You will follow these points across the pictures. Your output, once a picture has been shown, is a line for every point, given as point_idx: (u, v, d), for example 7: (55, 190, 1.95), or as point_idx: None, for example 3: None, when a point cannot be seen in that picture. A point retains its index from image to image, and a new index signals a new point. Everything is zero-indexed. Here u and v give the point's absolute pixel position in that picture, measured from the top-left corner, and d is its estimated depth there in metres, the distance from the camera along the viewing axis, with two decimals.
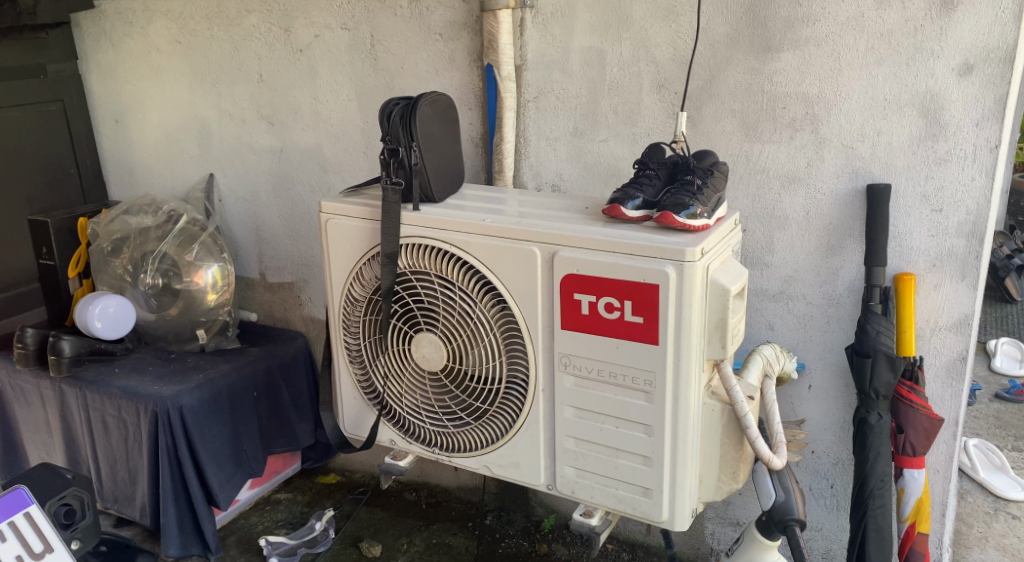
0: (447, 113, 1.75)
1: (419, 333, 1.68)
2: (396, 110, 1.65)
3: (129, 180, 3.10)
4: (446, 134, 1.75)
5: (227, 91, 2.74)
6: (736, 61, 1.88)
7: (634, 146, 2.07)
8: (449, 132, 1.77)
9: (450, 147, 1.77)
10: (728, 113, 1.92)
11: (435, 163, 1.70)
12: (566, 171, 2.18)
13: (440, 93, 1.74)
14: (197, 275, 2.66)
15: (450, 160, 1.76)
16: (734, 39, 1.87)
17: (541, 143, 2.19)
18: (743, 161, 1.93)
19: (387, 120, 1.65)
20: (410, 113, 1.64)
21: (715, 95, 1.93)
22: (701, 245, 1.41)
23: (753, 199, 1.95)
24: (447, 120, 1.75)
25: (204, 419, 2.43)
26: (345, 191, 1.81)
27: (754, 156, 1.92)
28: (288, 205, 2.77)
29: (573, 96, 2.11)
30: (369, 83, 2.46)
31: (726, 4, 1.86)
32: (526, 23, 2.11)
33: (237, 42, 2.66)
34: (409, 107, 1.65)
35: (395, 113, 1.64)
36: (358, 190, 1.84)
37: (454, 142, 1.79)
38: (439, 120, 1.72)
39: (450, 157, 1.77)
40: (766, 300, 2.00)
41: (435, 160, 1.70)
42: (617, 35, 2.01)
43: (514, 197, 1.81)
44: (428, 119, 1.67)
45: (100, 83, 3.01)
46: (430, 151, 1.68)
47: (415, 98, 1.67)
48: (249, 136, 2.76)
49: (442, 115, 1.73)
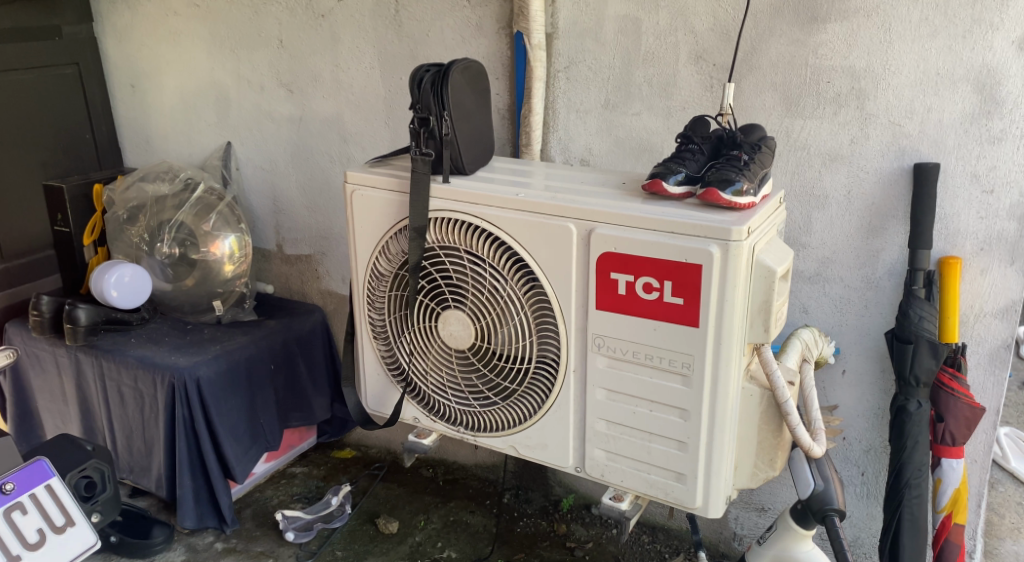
0: (479, 79, 1.68)
1: (447, 310, 1.64)
2: (427, 77, 1.57)
3: (145, 147, 3.05)
4: (478, 103, 1.68)
5: (247, 57, 2.68)
6: (780, 32, 1.80)
7: (669, 120, 2.01)
8: (481, 101, 1.69)
9: (482, 117, 1.70)
10: (768, 86, 1.85)
11: (466, 133, 1.63)
12: (595, 146, 2.14)
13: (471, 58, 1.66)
14: (213, 246, 2.64)
15: (481, 129, 1.69)
16: (779, 9, 1.79)
17: (571, 115, 2.15)
18: (783, 137, 1.86)
19: (417, 88, 1.58)
20: (440, 83, 1.57)
21: (755, 67, 1.85)
22: (748, 224, 1.34)
23: (793, 176, 1.88)
24: (479, 87, 1.68)
25: (221, 392, 2.39)
26: (372, 161, 1.75)
27: (794, 132, 1.85)
28: (306, 175, 2.71)
29: (606, 67, 2.05)
30: (392, 50, 2.39)
31: None
32: None
33: (257, 6, 2.59)
34: (441, 75, 1.58)
35: (426, 82, 1.57)
36: (383, 160, 1.77)
37: (487, 113, 1.72)
38: (471, 88, 1.64)
39: (481, 128, 1.69)
40: (802, 282, 1.94)
41: (466, 131, 1.63)
42: (654, 3, 1.94)
43: (550, 171, 1.75)
44: (459, 88, 1.60)
45: (116, 46, 2.95)
46: (461, 121, 1.61)
47: (446, 64, 1.59)
48: (268, 104, 2.70)
49: (474, 80, 1.65)
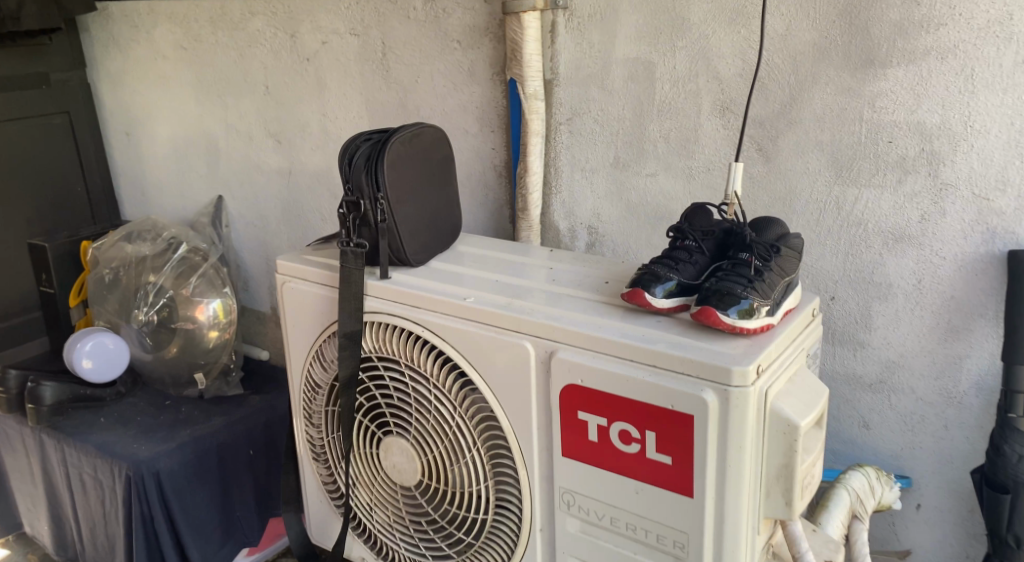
0: (430, 149, 1.36)
1: (388, 437, 1.30)
2: (361, 149, 1.26)
3: (141, 199, 2.84)
4: (431, 179, 1.35)
5: (235, 104, 2.43)
6: (826, 79, 1.41)
7: (690, 184, 1.64)
8: (436, 176, 1.37)
9: (438, 196, 1.37)
10: (813, 146, 1.46)
11: (413, 216, 1.30)
12: (604, 211, 1.79)
13: (420, 123, 1.34)
14: (197, 311, 2.40)
15: (436, 210, 1.36)
16: (825, 50, 1.40)
17: (575, 175, 1.81)
18: (831, 210, 1.47)
19: (350, 162, 1.27)
20: (376, 158, 1.25)
21: (795, 122, 1.47)
22: (757, 361, 0.96)
23: (845, 258, 1.47)
24: (431, 159, 1.36)
25: (186, 486, 2.12)
26: (311, 246, 1.45)
27: (846, 205, 1.45)
28: (298, 233, 2.44)
29: (615, 119, 1.71)
30: (380, 98, 2.09)
31: (814, 4, 1.39)
32: (558, 28, 1.73)
33: (242, 49, 2.33)
34: (378, 148, 1.26)
35: (358, 158, 1.25)
36: (325, 244, 1.47)
37: (445, 190, 1.40)
38: (419, 161, 1.32)
39: (436, 209, 1.37)
40: (861, 391, 1.51)
41: (413, 215, 1.30)
42: (669, 43, 1.59)
43: (529, 257, 1.40)
44: (401, 163, 1.27)
45: (110, 93, 2.75)
46: (406, 204, 1.28)
47: (388, 134, 1.29)
48: (257, 156, 2.45)
49: (422, 151, 1.33)
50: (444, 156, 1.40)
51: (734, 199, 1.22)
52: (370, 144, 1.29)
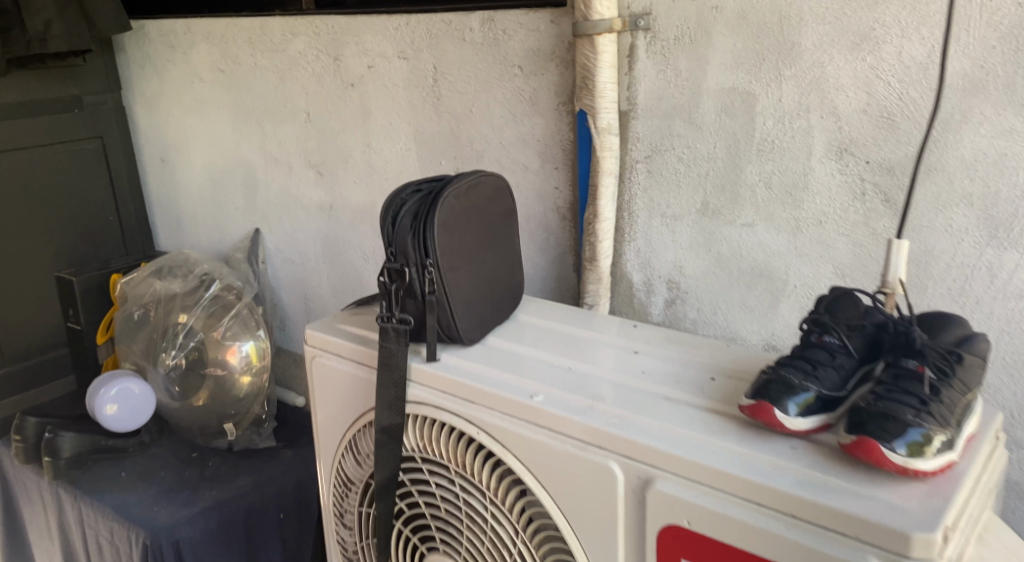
0: (488, 203, 1.14)
1: (432, 556, 1.05)
2: (409, 206, 1.05)
3: (175, 228, 2.66)
4: (490, 239, 1.13)
5: (274, 131, 2.23)
6: (978, 117, 1.17)
7: (797, 238, 1.39)
8: (495, 235, 1.15)
9: (497, 261, 1.15)
10: (958, 198, 1.20)
11: (469, 286, 1.08)
12: (688, 264, 1.54)
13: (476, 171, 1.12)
14: (230, 353, 2.18)
15: (494, 278, 1.14)
16: (976, 83, 1.16)
17: (653, 222, 1.56)
18: (982, 275, 1.20)
19: (394, 222, 1.06)
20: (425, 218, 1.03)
21: (934, 168, 1.22)
22: (937, 521, 0.76)
23: (999, 335, 1.21)
24: (489, 215, 1.14)
25: (209, 556, 1.91)
26: (345, 313, 1.23)
27: (1001, 271, 1.19)
28: (338, 272, 2.23)
29: (705, 159, 1.46)
30: (432, 129, 1.88)
31: (965, 28, 1.15)
32: (638, 52, 1.49)
33: (282, 72, 2.13)
34: (428, 204, 1.04)
35: (402, 218, 1.03)
36: (361, 309, 1.25)
37: (504, 253, 1.18)
38: (475, 219, 1.10)
39: (495, 277, 1.14)
40: (1014, 498, 1.24)
41: (468, 287, 1.08)
42: (774, 72, 1.35)
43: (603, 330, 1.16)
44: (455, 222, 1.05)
45: (145, 116, 2.57)
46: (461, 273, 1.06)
47: (440, 186, 1.07)
48: (296, 188, 2.25)
49: (480, 206, 1.11)
50: (503, 210, 1.18)
51: (894, 288, 1.04)
52: (416, 198, 1.07)
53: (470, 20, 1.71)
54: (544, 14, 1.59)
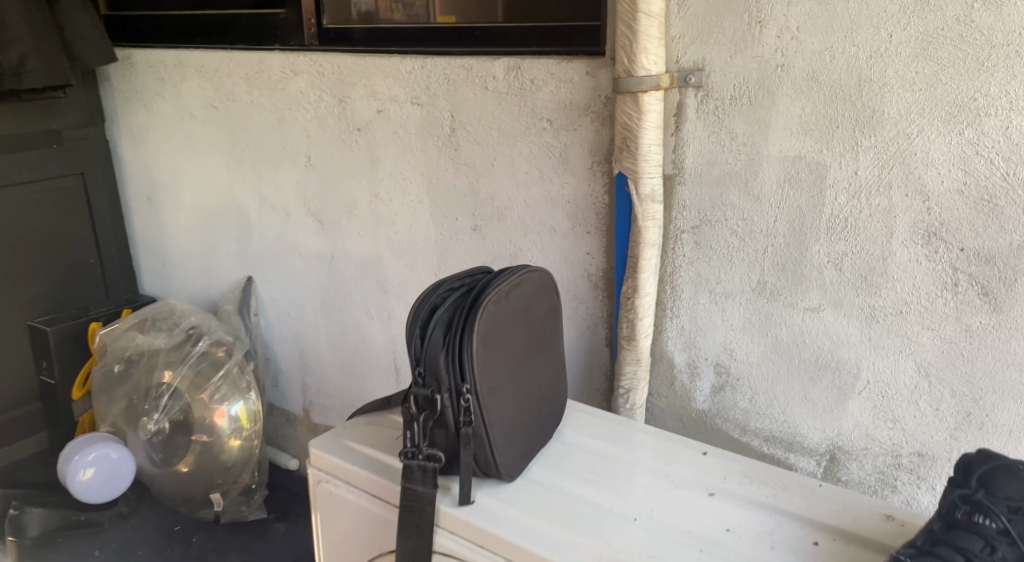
0: (529, 305, 1.09)
1: None
2: (438, 323, 1.00)
3: (162, 272, 2.47)
4: (530, 346, 1.09)
5: (270, 175, 2.05)
6: None
7: (870, 330, 1.22)
8: (535, 340, 1.10)
9: (537, 368, 1.11)
10: None
11: (507, 412, 1.04)
12: (741, 347, 1.36)
13: (516, 269, 1.08)
14: (218, 415, 1.97)
15: (534, 389, 1.10)
16: None
17: (700, 298, 1.38)
18: None
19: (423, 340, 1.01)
20: (459, 331, 0.99)
21: None
22: None
23: None
24: (529, 318, 1.09)
25: None
26: (346, 427, 1.18)
27: None
28: (337, 328, 2.04)
29: (762, 233, 1.29)
30: (447, 182, 1.71)
31: None
32: (687, 111, 1.32)
33: (281, 112, 1.96)
34: (462, 316, 1.00)
35: (434, 332, 0.99)
36: (359, 419, 1.21)
37: (544, 357, 1.13)
38: (515, 326, 1.06)
39: (534, 387, 1.10)
40: None
41: (505, 408, 1.03)
42: (847, 141, 1.19)
43: (650, 458, 1.13)
44: (493, 334, 1.01)
45: (130, 152, 2.38)
46: (499, 389, 1.02)
47: (472, 297, 1.02)
48: (293, 236, 2.06)
49: (519, 311, 1.07)
50: (544, 310, 1.13)
51: None
52: (449, 305, 1.03)
53: (495, 67, 1.56)
54: (579, 64, 1.45)
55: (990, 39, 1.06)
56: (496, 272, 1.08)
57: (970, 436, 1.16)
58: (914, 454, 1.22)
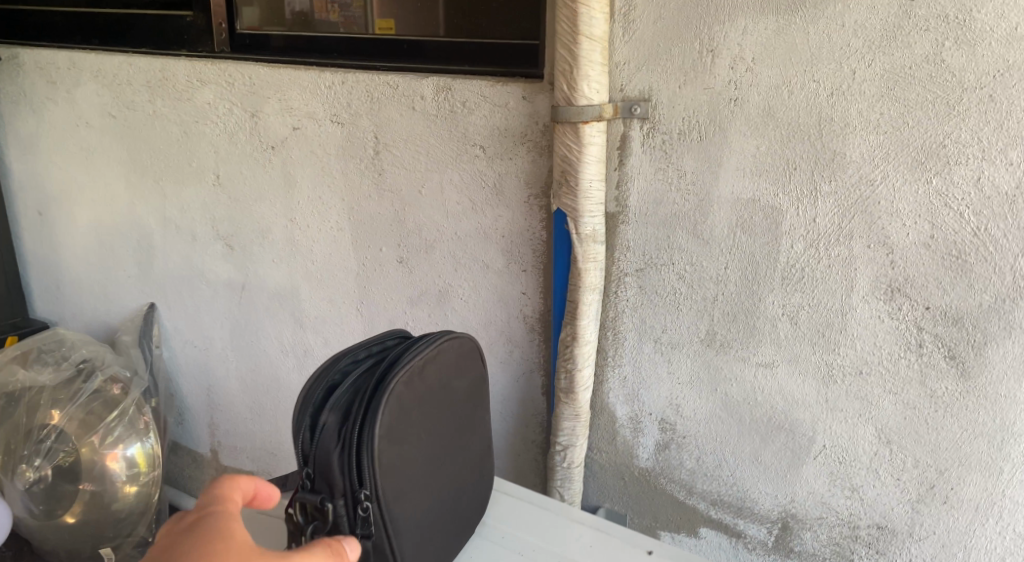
0: (447, 381, 1.00)
1: None
2: (332, 415, 0.91)
3: (55, 293, 2.24)
4: (446, 430, 1.00)
5: (175, 194, 1.85)
6: None
7: (827, 390, 1.13)
8: (454, 420, 1.01)
9: (457, 454, 1.02)
10: None
11: (417, 518, 0.95)
12: (688, 403, 1.24)
13: (432, 339, 0.98)
14: (110, 458, 1.77)
15: (452, 480, 1.01)
16: None
17: (645, 346, 1.25)
18: None
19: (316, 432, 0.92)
20: (355, 424, 0.91)
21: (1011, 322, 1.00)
22: None
23: None
24: (447, 395, 1.00)
25: None
26: None
27: None
28: (248, 363, 1.87)
29: (712, 279, 1.18)
30: (369, 209, 1.55)
31: None
32: (631, 144, 1.18)
33: (187, 124, 1.76)
34: (360, 404, 0.92)
35: (325, 425, 0.91)
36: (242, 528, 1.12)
37: (468, 437, 1.04)
38: (426, 411, 0.96)
39: (453, 477, 1.01)
40: None
41: (414, 515, 0.95)
42: (805, 183, 1.09)
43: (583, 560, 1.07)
44: (397, 426, 0.92)
45: (19, 159, 2.12)
46: (407, 490, 0.94)
47: (374, 384, 0.93)
48: (200, 260, 1.87)
49: (433, 390, 0.98)
50: (467, 383, 1.04)
51: None
52: (349, 387, 0.95)
53: (423, 86, 1.41)
54: (514, 87, 1.32)
55: (961, 82, 0.97)
56: (408, 345, 0.99)
57: (933, 508, 1.09)
58: (872, 526, 1.14)
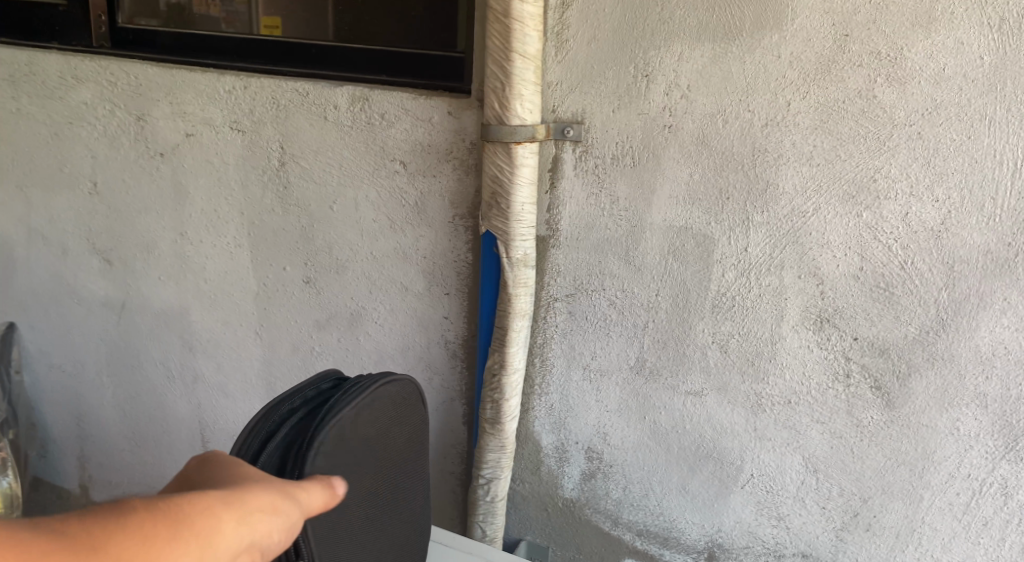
0: (383, 430, 0.92)
1: None
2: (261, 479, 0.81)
3: None
4: (382, 493, 0.92)
5: (42, 203, 1.63)
6: (989, 303, 1.00)
7: (756, 420, 1.14)
8: (390, 480, 0.94)
9: (392, 505, 0.95)
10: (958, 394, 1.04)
11: None
12: (616, 432, 1.22)
13: (368, 388, 0.90)
14: None
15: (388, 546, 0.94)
16: (987, 263, 0.99)
17: (573, 374, 1.22)
18: (980, 481, 1.07)
19: None
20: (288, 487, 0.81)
21: (933, 356, 1.04)
22: None
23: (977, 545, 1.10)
24: (383, 445, 0.92)
25: None
26: None
27: (998, 483, 1.06)
28: (128, 390, 1.71)
29: (643, 306, 1.16)
30: (273, 225, 1.44)
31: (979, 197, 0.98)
32: (563, 166, 1.15)
33: (58, 125, 1.56)
34: (293, 463, 0.82)
35: None
36: None
37: (404, 484, 0.97)
38: (362, 471, 0.89)
39: (387, 541, 0.94)
40: None
41: None
42: (737, 211, 1.08)
43: None
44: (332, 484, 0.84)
45: None
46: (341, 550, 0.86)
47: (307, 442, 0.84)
48: (72, 276, 1.67)
49: (370, 445, 0.90)
50: (405, 435, 0.97)
51: None
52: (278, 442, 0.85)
53: (338, 95, 1.32)
54: (438, 102, 1.26)
55: (892, 118, 0.99)
56: (341, 392, 0.90)
57: (856, 536, 1.14)
58: (796, 553, 1.18)
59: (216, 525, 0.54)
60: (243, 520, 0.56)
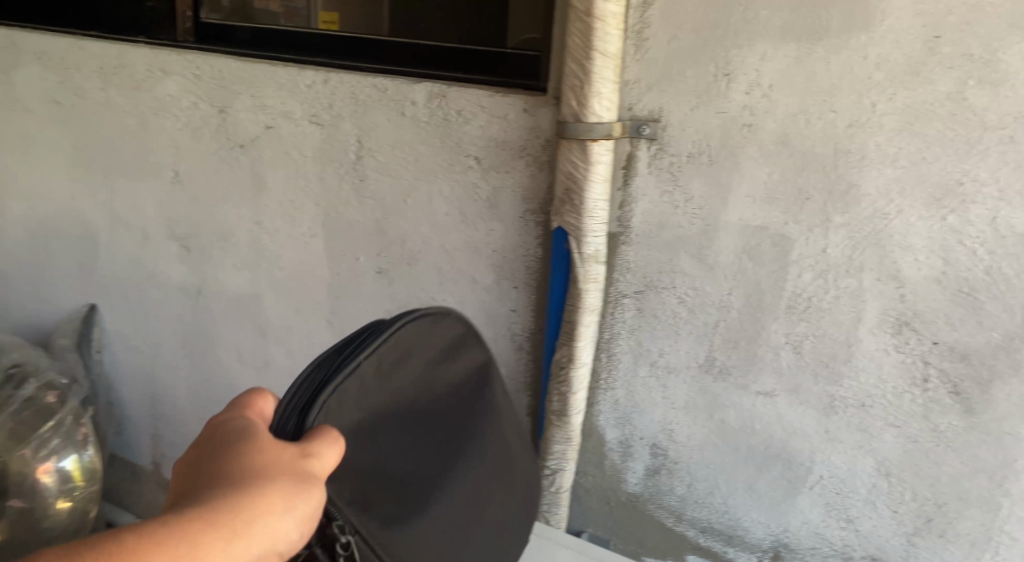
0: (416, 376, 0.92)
1: None
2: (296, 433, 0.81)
3: None
4: (442, 453, 0.91)
5: (127, 191, 1.70)
6: None
7: (827, 422, 1.14)
8: (448, 440, 0.93)
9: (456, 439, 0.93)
10: None
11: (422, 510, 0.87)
12: (683, 429, 1.23)
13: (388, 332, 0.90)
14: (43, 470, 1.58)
15: (459, 518, 0.90)
16: None
17: (640, 370, 1.23)
18: None
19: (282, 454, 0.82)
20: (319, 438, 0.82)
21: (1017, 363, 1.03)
22: None
23: None
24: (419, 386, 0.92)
25: None
26: None
27: None
28: (201, 373, 1.77)
29: (716, 305, 1.16)
30: (346, 216, 1.48)
31: None
32: (638, 164, 1.16)
33: (144, 116, 1.61)
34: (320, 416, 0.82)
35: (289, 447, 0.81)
36: None
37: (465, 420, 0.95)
38: (410, 425, 0.89)
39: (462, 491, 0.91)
40: None
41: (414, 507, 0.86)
42: (816, 213, 1.08)
43: None
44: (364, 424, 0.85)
45: None
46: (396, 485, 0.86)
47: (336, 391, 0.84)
48: (153, 261, 1.73)
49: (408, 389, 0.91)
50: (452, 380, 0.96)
51: None
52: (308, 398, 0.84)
53: (415, 91, 1.35)
54: (515, 99, 1.28)
55: (983, 121, 0.98)
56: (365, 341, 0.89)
57: (929, 542, 1.13)
58: (865, 557, 1.18)
59: (243, 525, 0.67)
60: (258, 517, 0.68)
